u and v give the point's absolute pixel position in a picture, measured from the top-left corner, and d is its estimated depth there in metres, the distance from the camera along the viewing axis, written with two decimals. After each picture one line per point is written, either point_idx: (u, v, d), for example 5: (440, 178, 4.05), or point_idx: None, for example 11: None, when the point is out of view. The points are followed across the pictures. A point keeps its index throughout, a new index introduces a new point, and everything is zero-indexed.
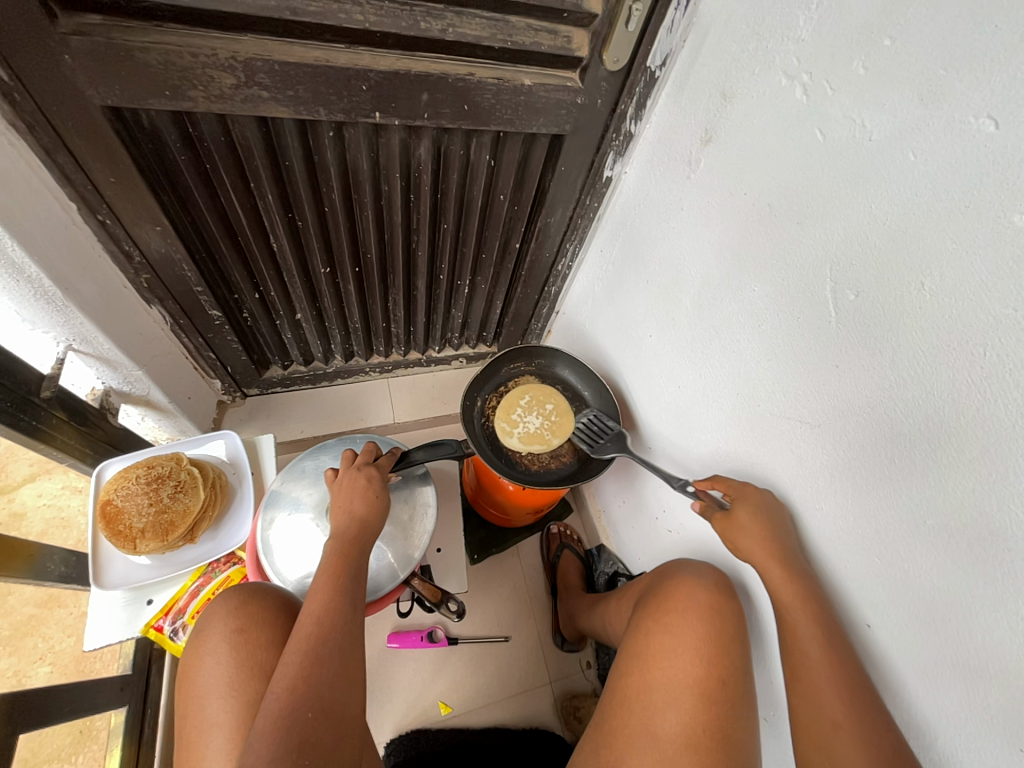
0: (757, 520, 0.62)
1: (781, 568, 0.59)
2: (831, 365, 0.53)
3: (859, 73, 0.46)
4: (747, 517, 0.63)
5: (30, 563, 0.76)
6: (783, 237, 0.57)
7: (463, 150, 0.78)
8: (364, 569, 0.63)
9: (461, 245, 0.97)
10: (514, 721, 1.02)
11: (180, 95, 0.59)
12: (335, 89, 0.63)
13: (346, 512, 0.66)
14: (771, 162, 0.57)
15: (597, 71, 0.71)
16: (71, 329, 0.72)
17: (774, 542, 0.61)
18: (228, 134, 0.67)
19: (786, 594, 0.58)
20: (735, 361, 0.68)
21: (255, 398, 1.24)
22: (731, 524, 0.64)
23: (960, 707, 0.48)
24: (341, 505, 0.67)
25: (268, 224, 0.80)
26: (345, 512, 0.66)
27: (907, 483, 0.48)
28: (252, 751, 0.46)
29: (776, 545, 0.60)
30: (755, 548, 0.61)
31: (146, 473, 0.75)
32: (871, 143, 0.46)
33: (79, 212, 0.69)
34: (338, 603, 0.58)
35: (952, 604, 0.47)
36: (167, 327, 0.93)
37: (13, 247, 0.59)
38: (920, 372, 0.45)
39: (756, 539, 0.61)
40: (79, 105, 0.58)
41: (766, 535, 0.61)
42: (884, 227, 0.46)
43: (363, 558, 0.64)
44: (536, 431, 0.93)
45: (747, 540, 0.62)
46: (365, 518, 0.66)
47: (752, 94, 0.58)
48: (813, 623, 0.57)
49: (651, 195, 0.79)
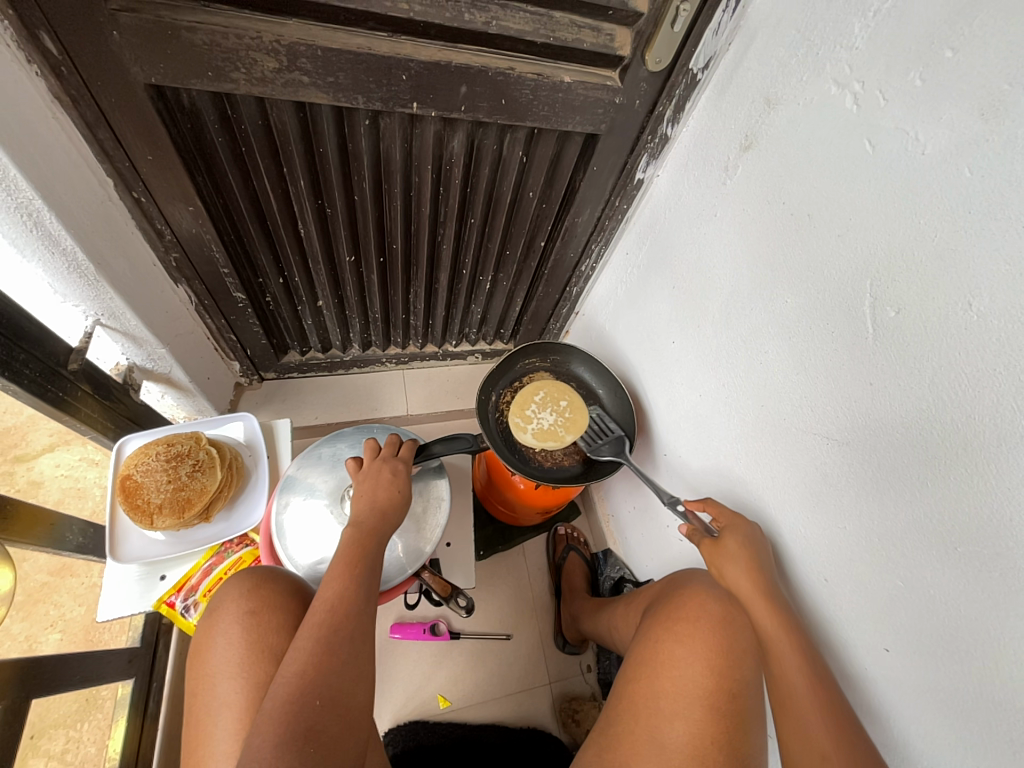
0: (744, 547, 0.66)
1: (766, 606, 0.62)
2: (865, 382, 0.52)
3: (915, 85, 0.45)
4: (734, 548, 0.66)
5: (49, 531, 0.78)
6: (820, 248, 0.56)
7: (496, 144, 0.77)
8: (380, 561, 0.63)
9: (487, 240, 0.97)
10: (511, 719, 1.02)
11: (223, 77, 0.60)
12: (375, 77, 0.63)
13: (366, 503, 0.67)
14: (814, 173, 0.56)
15: (637, 71, 0.70)
16: (101, 304, 0.73)
17: (757, 571, 0.64)
18: (266, 118, 0.67)
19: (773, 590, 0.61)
20: (761, 373, 0.67)
21: (272, 382, 1.25)
22: (721, 553, 0.66)
23: (978, 740, 0.47)
24: (362, 496, 0.68)
25: (298, 210, 0.81)
26: (366, 502, 0.67)
27: (937, 509, 0.47)
28: (258, 732, 0.46)
29: (760, 577, 0.64)
30: (743, 586, 0.64)
31: (166, 450, 0.76)
32: (923, 157, 0.45)
33: (115, 188, 0.70)
34: (352, 594, 0.58)
35: (978, 633, 0.45)
36: (192, 308, 0.93)
37: (51, 221, 0.60)
38: (961, 394, 0.44)
39: (741, 566, 0.65)
40: (122, 81, 0.59)
41: (750, 567, 0.64)
42: (931, 243, 0.45)
43: (380, 550, 0.64)
44: (551, 428, 0.91)
45: (738, 575, 0.65)
46: (384, 511, 0.66)
47: (799, 101, 0.56)
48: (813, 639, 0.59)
49: (684, 200, 0.78)
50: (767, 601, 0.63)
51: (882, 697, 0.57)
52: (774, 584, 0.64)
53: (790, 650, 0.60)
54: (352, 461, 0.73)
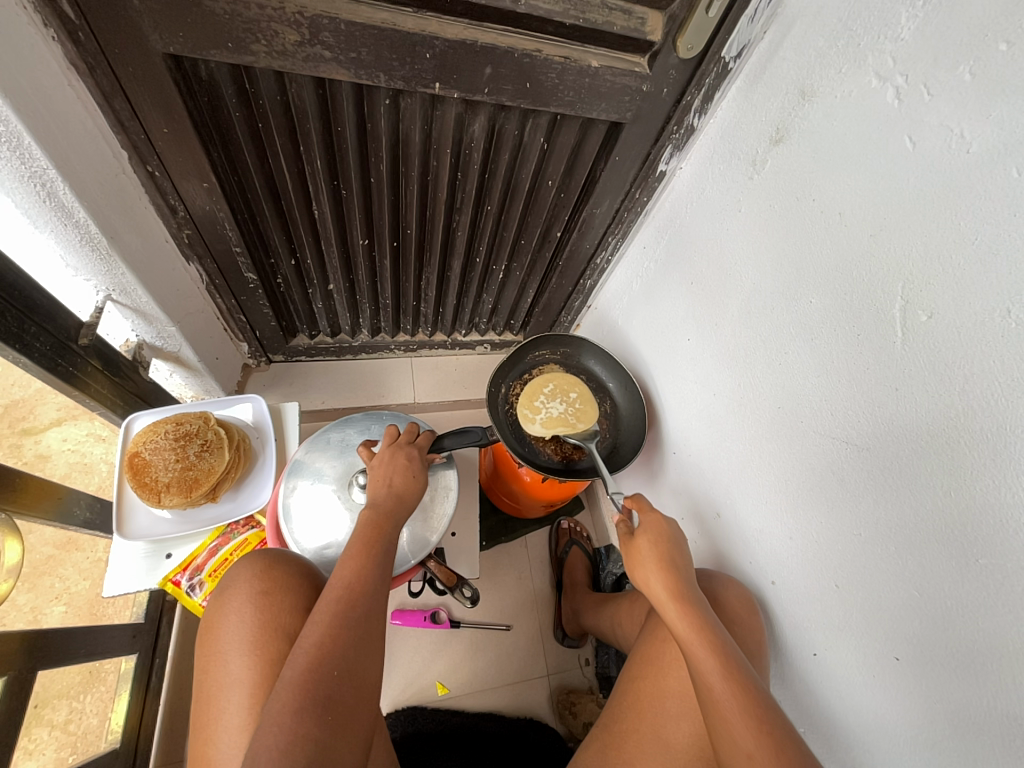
0: (660, 547, 0.65)
1: (677, 607, 0.59)
2: (891, 388, 0.51)
3: (963, 79, 0.43)
4: (646, 547, 0.65)
5: (57, 505, 0.78)
6: (852, 246, 0.54)
7: (518, 130, 0.75)
8: (395, 542, 0.63)
9: (502, 228, 0.95)
10: (508, 709, 1.03)
11: (243, 49, 0.58)
12: (398, 54, 0.62)
13: (384, 485, 0.67)
14: (847, 170, 0.54)
15: (667, 58, 0.68)
16: (112, 279, 0.72)
17: (673, 571, 0.63)
18: (285, 93, 0.65)
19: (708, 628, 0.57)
20: (782, 374, 0.65)
21: (280, 364, 1.25)
22: (634, 556, 0.65)
23: (989, 754, 0.46)
24: (380, 478, 0.67)
25: (313, 190, 0.79)
26: (384, 484, 0.67)
27: (959, 516, 0.46)
28: (278, 699, 0.46)
29: (674, 581, 0.61)
30: (659, 589, 0.62)
31: (175, 429, 0.75)
32: (969, 155, 0.43)
33: (130, 161, 0.69)
34: (369, 571, 0.58)
35: (995, 646, 0.45)
36: (203, 287, 0.93)
37: (64, 192, 0.58)
38: (994, 402, 0.43)
39: (655, 564, 0.64)
40: (140, 51, 0.57)
41: (664, 569, 0.63)
42: (971, 247, 0.43)
43: (396, 533, 0.64)
44: (560, 416, 0.90)
45: (653, 576, 0.63)
46: (402, 494, 0.66)
47: (836, 94, 0.55)
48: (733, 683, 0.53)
49: (706, 195, 0.77)
50: (677, 601, 0.60)
51: (892, 705, 0.56)
52: (686, 583, 0.62)
53: (701, 639, 0.56)
54: (364, 448, 0.72)
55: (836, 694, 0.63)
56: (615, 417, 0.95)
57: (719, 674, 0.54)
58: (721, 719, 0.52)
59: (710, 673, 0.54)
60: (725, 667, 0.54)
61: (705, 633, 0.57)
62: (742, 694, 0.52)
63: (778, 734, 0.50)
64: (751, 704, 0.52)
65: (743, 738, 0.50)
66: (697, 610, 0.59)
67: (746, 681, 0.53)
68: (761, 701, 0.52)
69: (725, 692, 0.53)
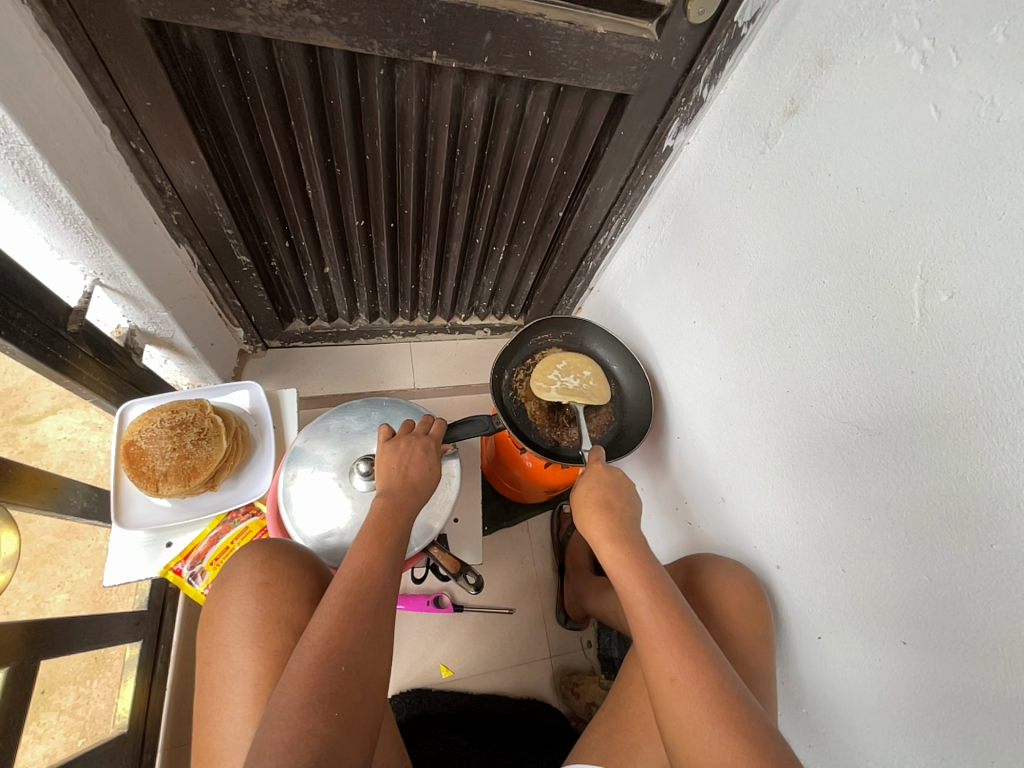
0: (600, 491, 0.66)
1: (611, 544, 0.61)
2: (907, 370, 0.49)
3: (997, 41, 0.40)
4: (585, 492, 0.66)
5: (54, 495, 0.77)
6: (870, 224, 0.52)
7: (519, 103, 0.72)
8: (408, 534, 0.62)
9: (503, 208, 0.92)
10: (512, 690, 1.04)
11: (227, 13, 0.55)
12: (392, 19, 0.58)
13: (399, 473, 0.66)
14: (865, 142, 0.52)
15: (677, 24, 0.64)
16: (99, 262, 0.69)
17: (610, 513, 0.64)
18: (273, 63, 0.62)
19: (639, 564, 0.58)
20: (790, 357, 0.63)
21: (276, 350, 1.23)
22: (575, 499, 0.66)
23: (995, 734, 0.46)
24: (391, 467, 0.66)
25: (306, 168, 0.76)
26: (398, 474, 0.66)
27: (970, 501, 0.45)
28: (284, 693, 0.46)
29: (609, 520, 0.63)
30: (595, 530, 0.63)
31: (170, 417, 0.74)
32: (998, 125, 0.41)
33: (112, 137, 0.65)
34: (381, 562, 0.57)
35: (1012, 636, 0.44)
36: (194, 270, 0.90)
37: (44, 171, 0.55)
38: (1013, 385, 0.41)
39: (591, 507, 0.65)
40: (117, 15, 0.54)
41: (601, 512, 0.64)
42: (999, 223, 0.41)
43: (409, 525, 0.63)
44: (575, 389, 0.89)
45: (590, 517, 0.64)
46: (416, 483, 0.66)
47: (856, 60, 0.52)
48: (663, 618, 0.53)
49: (714, 171, 0.74)
50: (611, 539, 0.61)
51: (895, 687, 0.56)
52: (626, 525, 0.63)
53: (633, 574, 0.57)
54: (385, 427, 0.71)
55: (839, 676, 0.63)
56: (620, 399, 0.94)
57: (648, 605, 0.55)
58: (648, 649, 0.52)
59: (638, 603, 0.55)
60: (654, 597, 0.55)
61: (632, 565, 0.58)
62: (668, 619, 0.53)
63: (700, 658, 0.50)
64: (677, 629, 0.53)
65: (668, 665, 0.51)
66: (629, 548, 0.60)
67: (674, 611, 0.54)
68: (693, 634, 0.53)
69: (651, 618, 0.54)
